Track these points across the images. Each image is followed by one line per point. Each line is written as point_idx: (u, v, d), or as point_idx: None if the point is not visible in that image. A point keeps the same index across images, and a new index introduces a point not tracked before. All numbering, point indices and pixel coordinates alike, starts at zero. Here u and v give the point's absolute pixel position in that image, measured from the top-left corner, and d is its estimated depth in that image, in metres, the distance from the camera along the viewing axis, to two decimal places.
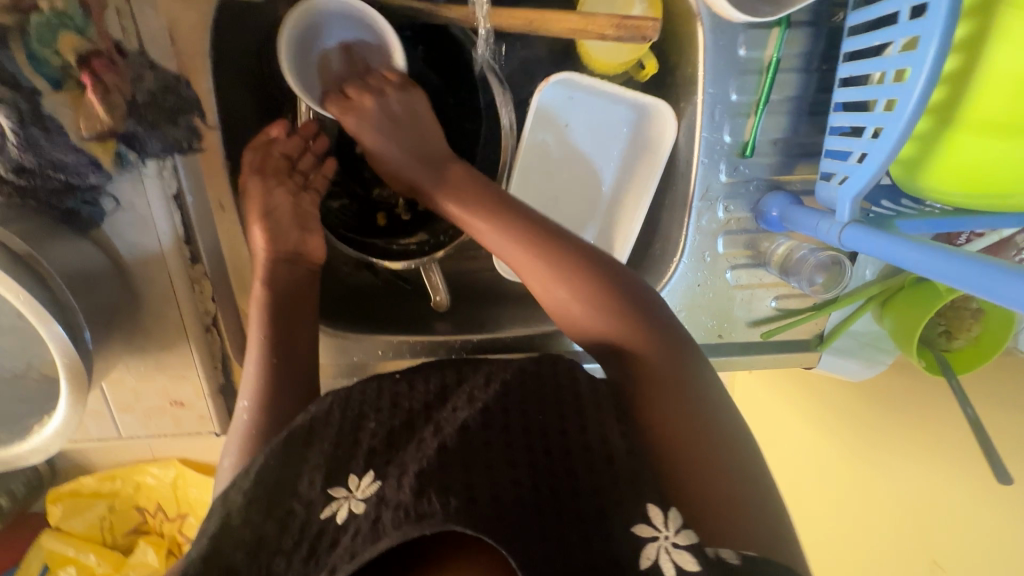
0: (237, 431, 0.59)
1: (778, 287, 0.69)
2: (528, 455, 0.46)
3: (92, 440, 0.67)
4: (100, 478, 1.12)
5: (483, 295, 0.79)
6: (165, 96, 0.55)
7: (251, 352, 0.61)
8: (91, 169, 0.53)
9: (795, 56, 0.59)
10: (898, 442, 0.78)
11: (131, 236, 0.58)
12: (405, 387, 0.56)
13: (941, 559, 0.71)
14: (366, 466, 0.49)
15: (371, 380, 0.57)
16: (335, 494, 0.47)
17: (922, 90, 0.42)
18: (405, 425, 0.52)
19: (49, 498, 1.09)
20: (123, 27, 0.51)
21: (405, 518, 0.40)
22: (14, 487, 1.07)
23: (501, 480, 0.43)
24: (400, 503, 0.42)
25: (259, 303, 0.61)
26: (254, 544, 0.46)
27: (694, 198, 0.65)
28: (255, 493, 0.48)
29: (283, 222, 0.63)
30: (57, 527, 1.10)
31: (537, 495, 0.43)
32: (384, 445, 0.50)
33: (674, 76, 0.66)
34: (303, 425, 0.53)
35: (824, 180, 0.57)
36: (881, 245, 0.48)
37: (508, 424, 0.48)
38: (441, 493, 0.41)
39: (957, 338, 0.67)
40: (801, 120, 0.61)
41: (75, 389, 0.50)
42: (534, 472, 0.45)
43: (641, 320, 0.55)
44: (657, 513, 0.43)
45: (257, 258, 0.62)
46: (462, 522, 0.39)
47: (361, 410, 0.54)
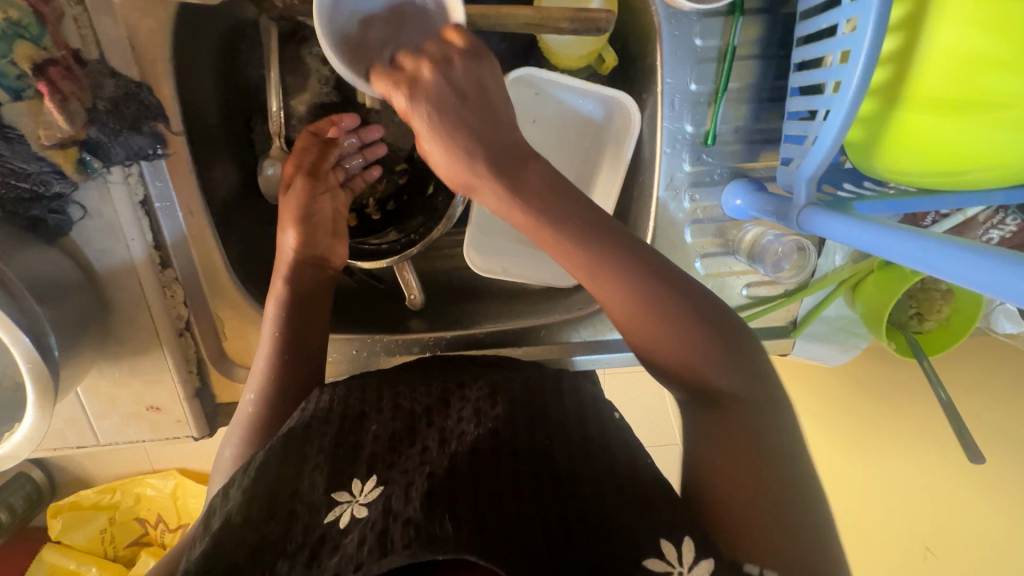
0: (241, 421, 0.59)
1: (749, 274, 0.69)
2: (534, 480, 0.48)
3: (72, 448, 0.68)
4: (100, 491, 1.13)
5: (459, 292, 0.79)
6: (126, 103, 0.55)
7: (262, 347, 0.61)
8: (56, 177, 0.54)
9: (752, 44, 0.60)
10: (885, 429, 0.78)
11: (100, 243, 0.59)
12: (405, 390, 0.58)
13: (932, 544, 0.69)
14: (369, 471, 0.49)
15: (370, 382, 0.59)
16: (339, 498, 0.47)
17: (862, 69, 0.42)
18: (406, 429, 0.54)
19: (49, 512, 1.10)
20: (81, 36, 0.53)
21: (417, 538, 0.42)
22: (14, 500, 1.09)
23: (503, 498, 0.46)
24: (411, 520, 0.43)
25: (279, 299, 0.62)
26: (254, 545, 0.44)
27: (660, 188, 0.65)
28: (255, 492, 0.47)
29: (319, 229, 0.65)
30: (58, 540, 1.11)
31: (540, 510, 0.46)
32: (386, 448, 0.51)
33: (636, 68, 0.66)
34: (304, 425, 0.53)
35: (783, 165, 0.58)
36: (841, 228, 0.47)
37: (512, 444, 0.51)
38: (453, 518, 0.43)
39: (928, 320, 0.67)
40: (761, 107, 0.62)
41: (42, 394, 0.50)
42: (539, 496, 0.47)
43: (677, 309, 0.48)
44: (671, 549, 0.40)
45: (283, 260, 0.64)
46: (475, 550, 0.40)
47: (362, 409, 0.55)
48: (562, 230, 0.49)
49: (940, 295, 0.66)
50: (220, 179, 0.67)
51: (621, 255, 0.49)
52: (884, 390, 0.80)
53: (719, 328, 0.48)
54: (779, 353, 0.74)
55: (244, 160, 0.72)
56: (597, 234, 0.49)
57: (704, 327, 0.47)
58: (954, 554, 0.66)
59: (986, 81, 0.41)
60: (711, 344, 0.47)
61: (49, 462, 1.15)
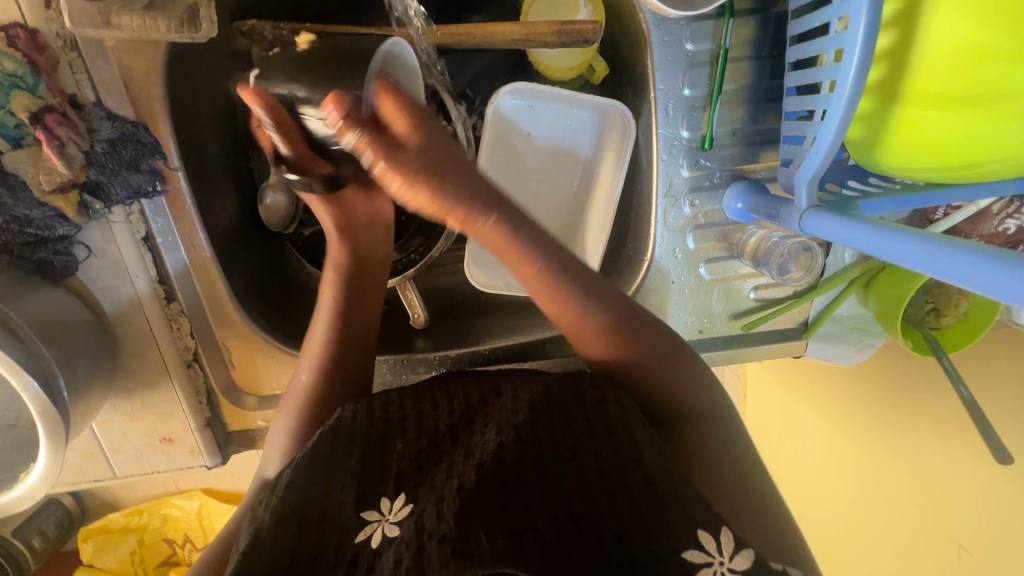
0: (285, 411, 0.62)
1: (755, 278, 0.68)
2: (564, 488, 0.47)
3: (91, 481, 0.69)
4: (128, 513, 1.14)
5: (463, 308, 0.79)
6: (125, 145, 0.56)
7: (307, 361, 0.63)
8: (58, 221, 0.55)
9: (745, 44, 0.58)
10: (905, 425, 0.77)
11: (106, 281, 0.60)
12: (428, 407, 0.56)
13: (965, 543, 0.67)
14: (397, 488, 0.49)
15: (392, 398, 0.57)
16: (368, 517, 0.48)
17: (857, 69, 0.41)
18: (432, 447, 0.53)
19: (81, 536, 1.12)
20: (77, 81, 0.54)
21: (453, 555, 0.42)
22: (46, 527, 1.11)
23: (535, 508, 0.46)
24: (445, 537, 0.43)
25: (330, 296, 0.64)
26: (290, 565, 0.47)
27: (658, 195, 0.64)
28: (285, 515, 0.49)
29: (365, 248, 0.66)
30: (90, 563, 1.13)
31: (575, 522, 0.45)
32: (412, 468, 0.51)
33: (627, 75, 0.65)
34: (330, 445, 0.54)
35: (784, 166, 0.56)
36: (837, 229, 0.46)
37: (538, 448, 0.49)
38: (488, 534, 0.44)
39: (945, 316, 0.64)
40: (757, 109, 0.60)
41: (53, 434, 0.51)
42: (572, 507, 0.46)
43: (662, 359, 0.55)
44: (709, 539, 0.42)
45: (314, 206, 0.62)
46: (510, 562, 0.42)
47: (385, 428, 0.54)
48: (565, 278, 0.53)
49: (956, 290, 0.63)
50: (220, 209, 0.68)
51: (607, 296, 0.54)
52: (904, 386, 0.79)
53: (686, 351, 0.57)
54: (793, 355, 0.72)
55: (244, 190, 0.73)
56: (588, 280, 0.53)
57: (668, 350, 0.55)
58: (984, 551, 0.65)
59: (989, 72, 0.39)
60: (670, 362, 0.55)
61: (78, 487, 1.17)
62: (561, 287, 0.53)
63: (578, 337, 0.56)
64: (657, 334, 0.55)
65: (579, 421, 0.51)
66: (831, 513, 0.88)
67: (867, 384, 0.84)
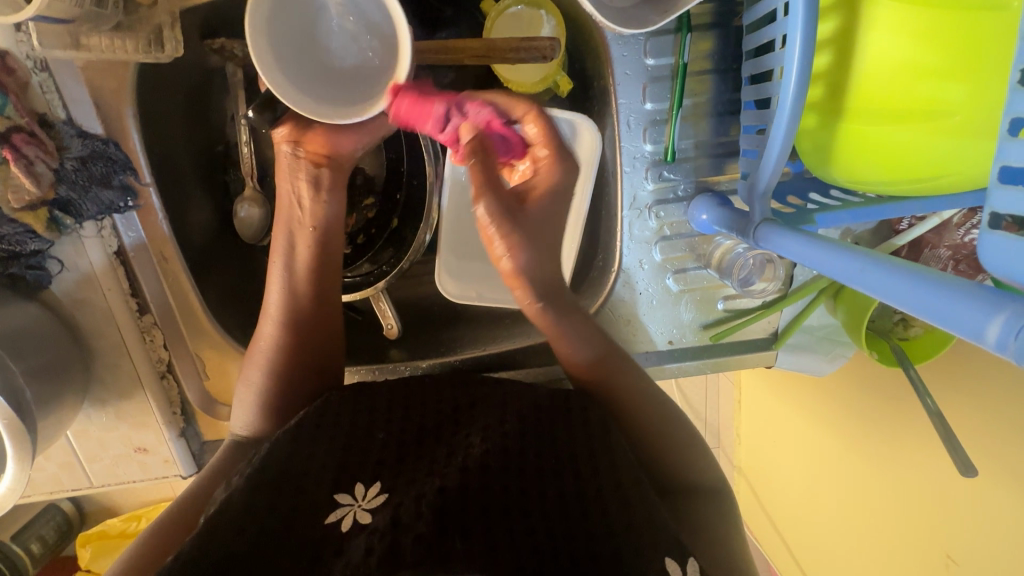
0: (250, 388, 0.63)
1: (723, 288, 0.68)
2: (542, 505, 0.47)
3: (68, 490, 0.70)
4: (126, 518, 1.16)
5: (438, 318, 0.79)
6: (95, 161, 0.57)
7: (269, 318, 0.64)
8: (30, 237, 0.56)
9: (705, 59, 0.59)
10: (886, 433, 0.77)
11: (78, 295, 0.62)
12: (417, 402, 0.60)
13: (955, 555, 0.68)
14: (374, 476, 0.50)
15: (382, 396, 0.60)
16: (341, 500, 0.48)
17: (796, 86, 0.42)
18: (415, 442, 0.54)
19: (79, 541, 1.13)
20: (47, 100, 0.55)
21: (429, 553, 0.40)
22: (45, 532, 1.13)
23: (513, 517, 0.45)
24: (420, 534, 0.42)
25: (280, 258, 0.64)
26: (257, 531, 0.45)
27: (623, 207, 0.65)
28: (260, 484, 0.49)
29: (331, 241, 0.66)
30: (88, 568, 1.13)
31: (552, 539, 0.44)
32: (394, 458, 0.52)
33: (592, 88, 0.66)
34: (314, 427, 0.56)
35: (743, 179, 0.56)
36: (795, 247, 0.45)
37: (521, 462, 0.50)
38: (464, 535, 0.42)
39: (914, 326, 0.65)
40: (720, 122, 0.61)
41: (19, 447, 0.52)
42: (549, 520, 0.45)
43: (633, 385, 0.60)
44: (676, 568, 0.43)
45: (280, 154, 0.64)
46: (484, 564, 0.40)
47: (371, 419, 0.57)
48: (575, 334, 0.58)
49: None
50: (194, 223, 0.69)
51: (603, 345, 0.59)
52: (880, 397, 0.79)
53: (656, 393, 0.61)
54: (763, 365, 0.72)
55: (219, 203, 0.74)
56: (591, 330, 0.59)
57: (645, 383, 0.61)
58: (973, 564, 0.65)
59: (924, 89, 0.40)
60: (645, 398, 0.60)
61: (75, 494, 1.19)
62: (570, 340, 0.58)
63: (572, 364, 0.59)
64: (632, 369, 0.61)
65: (562, 444, 0.53)
66: (823, 518, 0.90)
67: (848, 391, 0.84)
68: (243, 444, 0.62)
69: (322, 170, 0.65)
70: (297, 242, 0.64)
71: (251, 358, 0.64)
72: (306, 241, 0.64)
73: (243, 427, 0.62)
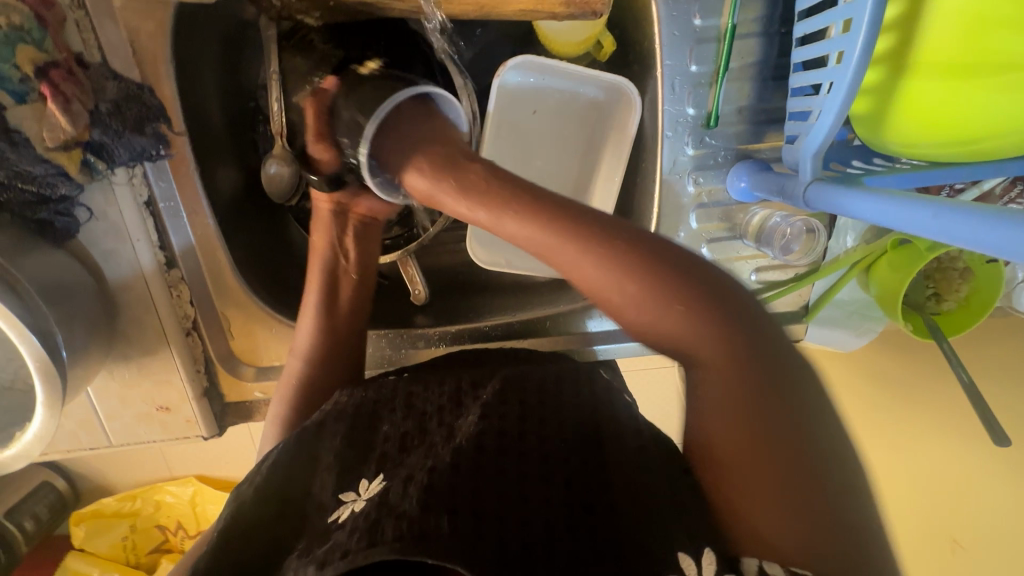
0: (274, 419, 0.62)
1: (757, 259, 0.68)
2: (546, 489, 0.43)
3: (86, 449, 0.69)
4: (121, 497, 1.12)
5: (464, 287, 0.78)
6: (129, 105, 0.56)
7: (297, 350, 0.64)
8: (61, 180, 0.54)
9: (752, 22, 0.58)
10: (902, 423, 0.75)
11: (106, 244, 0.60)
12: (419, 387, 0.57)
13: (961, 537, 0.66)
14: (377, 470, 0.48)
15: (389, 382, 0.58)
16: (344, 498, 0.46)
17: (867, 36, 0.41)
18: (417, 429, 0.52)
19: (72, 520, 1.09)
20: (83, 39, 0.54)
21: (408, 535, 0.38)
22: (38, 510, 1.08)
23: (512, 502, 0.42)
24: (404, 513, 0.40)
25: (316, 295, 0.66)
26: (268, 546, 0.47)
27: (662, 172, 0.64)
28: (266, 489, 0.49)
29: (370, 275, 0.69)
30: (81, 547, 1.09)
31: (552, 527, 0.40)
32: (396, 449, 0.50)
33: (634, 52, 0.66)
34: (316, 425, 0.55)
35: (788, 143, 0.56)
36: (854, 203, 0.46)
37: (521, 442, 0.47)
38: (450, 514, 0.39)
39: (946, 300, 0.64)
40: (764, 86, 0.61)
41: (51, 390, 0.51)
42: (554, 509, 0.42)
43: (718, 317, 0.40)
44: (691, 564, 0.36)
45: (318, 211, 0.68)
46: (460, 557, 0.37)
47: (375, 409, 0.55)
48: (523, 197, 0.46)
49: (959, 274, 0.63)
50: (223, 179, 0.68)
51: (591, 227, 0.43)
52: (895, 382, 0.77)
53: (743, 319, 0.40)
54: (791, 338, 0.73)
55: (246, 161, 0.72)
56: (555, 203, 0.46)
57: (709, 305, 0.40)
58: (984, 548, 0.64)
59: (996, 41, 0.40)
60: (731, 340, 0.39)
61: (71, 472, 1.15)
62: (551, 229, 0.44)
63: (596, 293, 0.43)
64: (703, 276, 0.41)
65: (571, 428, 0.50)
66: None
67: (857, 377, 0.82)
68: None
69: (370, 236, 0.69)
70: (341, 287, 0.67)
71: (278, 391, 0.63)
72: (348, 286, 0.67)
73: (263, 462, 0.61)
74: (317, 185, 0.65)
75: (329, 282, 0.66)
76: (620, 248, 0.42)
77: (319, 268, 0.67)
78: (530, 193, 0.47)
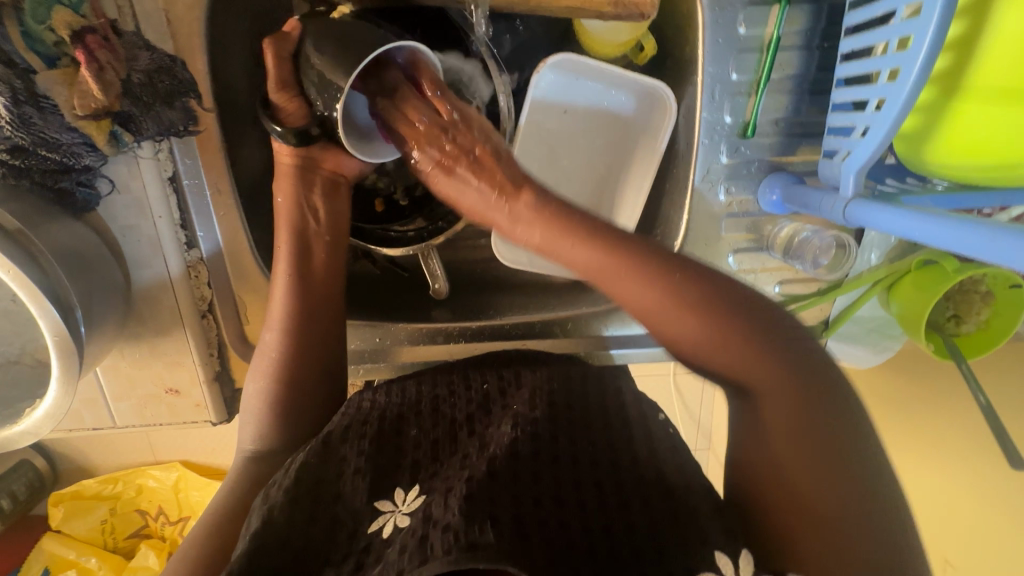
0: (261, 410, 0.61)
1: (782, 272, 0.68)
2: (576, 493, 0.47)
3: (88, 429, 0.67)
4: (103, 480, 1.07)
5: (482, 283, 0.78)
6: (160, 77, 0.54)
7: (273, 322, 0.62)
8: (87, 150, 0.53)
9: (796, 34, 0.58)
10: (909, 443, 0.76)
11: (126, 219, 0.59)
12: (445, 395, 0.60)
13: (952, 558, 0.67)
14: (411, 481, 0.51)
15: (410, 385, 0.61)
16: (381, 508, 0.49)
17: (926, 56, 0.41)
18: (448, 438, 0.55)
19: (51, 501, 1.04)
20: (118, 7, 0.52)
21: (457, 543, 0.40)
22: (16, 489, 1.03)
23: (545, 507, 0.45)
24: (449, 525, 0.42)
25: (284, 260, 0.62)
26: (297, 551, 0.47)
27: (694, 179, 0.64)
28: (295, 492, 0.49)
29: (342, 239, 0.65)
30: (58, 530, 1.05)
31: (587, 534, 0.44)
32: (428, 458, 0.53)
33: (672, 58, 0.66)
34: (343, 428, 0.55)
35: (827, 158, 0.56)
36: (886, 218, 0.47)
37: (552, 448, 0.50)
38: (493, 520, 0.42)
39: (966, 323, 0.65)
40: (802, 99, 0.61)
41: (67, 366, 0.50)
42: (582, 511, 0.45)
43: (758, 338, 0.44)
44: (725, 561, 0.41)
45: (281, 168, 0.62)
46: (514, 558, 0.39)
47: (400, 413, 0.57)
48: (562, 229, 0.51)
49: (980, 297, 0.64)
50: (248, 160, 0.66)
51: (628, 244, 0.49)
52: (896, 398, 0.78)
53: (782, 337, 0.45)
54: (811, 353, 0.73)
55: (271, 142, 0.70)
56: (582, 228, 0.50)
57: (764, 340, 0.44)
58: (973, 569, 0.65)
59: None
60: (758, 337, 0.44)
61: (52, 450, 1.09)
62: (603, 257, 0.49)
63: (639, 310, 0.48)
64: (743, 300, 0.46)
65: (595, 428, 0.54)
66: None
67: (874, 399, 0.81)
68: (260, 466, 0.60)
69: (339, 192, 0.65)
70: (315, 249, 0.63)
71: (254, 365, 0.63)
72: (321, 249, 0.63)
73: (252, 442, 0.61)
74: (281, 138, 0.58)
75: (299, 247, 0.63)
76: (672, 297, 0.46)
77: (287, 235, 0.63)
78: (567, 220, 0.51)
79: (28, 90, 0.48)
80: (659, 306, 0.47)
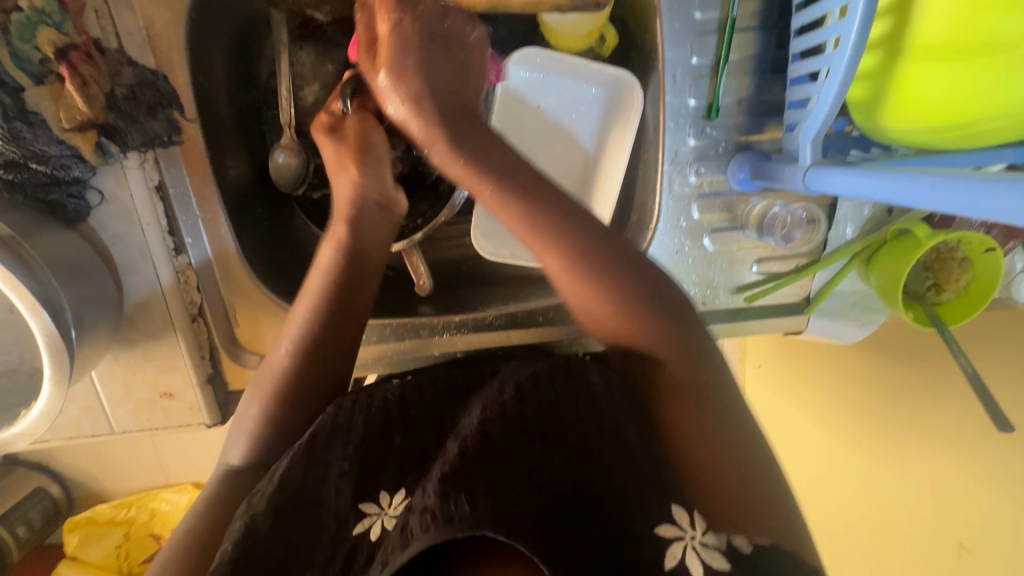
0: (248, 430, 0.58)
1: (758, 250, 0.68)
2: (551, 468, 0.47)
3: (88, 437, 0.68)
4: (116, 504, 1.09)
5: (467, 279, 0.80)
6: (143, 90, 0.57)
7: (288, 332, 0.59)
8: (75, 161, 0.56)
9: (752, 15, 0.60)
10: (907, 434, 0.72)
11: (116, 227, 0.61)
12: (428, 398, 0.58)
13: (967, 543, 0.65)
14: (396, 483, 0.50)
15: (392, 388, 0.59)
16: (365, 509, 0.49)
17: (861, 19, 0.42)
18: (431, 440, 0.54)
19: (66, 527, 1.06)
20: (101, 26, 0.56)
21: (435, 519, 0.41)
22: (31, 517, 1.03)
23: (519, 482, 0.45)
24: (427, 506, 0.42)
25: (317, 293, 0.59)
26: (282, 554, 0.46)
27: (664, 162, 0.65)
28: (279, 499, 0.48)
29: (372, 262, 0.62)
30: (74, 556, 1.05)
31: (559, 503, 0.45)
32: (414, 462, 0.52)
33: (636, 47, 0.68)
34: (328, 428, 0.53)
35: (788, 132, 0.57)
36: (848, 181, 0.47)
37: (530, 428, 0.50)
38: (470, 498, 0.42)
39: (946, 291, 0.64)
40: (763, 79, 0.62)
41: (58, 367, 0.52)
42: (555, 483, 0.46)
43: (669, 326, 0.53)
44: (682, 513, 0.44)
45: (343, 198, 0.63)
46: (491, 523, 0.40)
47: (384, 419, 0.55)
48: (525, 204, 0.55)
49: (958, 264, 0.63)
50: (233, 167, 0.69)
51: (616, 274, 0.54)
52: (879, 377, 0.77)
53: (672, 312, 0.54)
54: (794, 330, 0.73)
55: (256, 152, 0.73)
56: (547, 202, 0.56)
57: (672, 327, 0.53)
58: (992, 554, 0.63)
59: (986, 22, 0.41)
60: (644, 294, 0.54)
61: (66, 477, 1.10)
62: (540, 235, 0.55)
63: (577, 299, 0.56)
64: (665, 297, 0.54)
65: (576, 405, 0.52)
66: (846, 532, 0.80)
67: (863, 393, 0.78)
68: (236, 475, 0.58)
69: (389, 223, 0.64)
70: (366, 279, 0.61)
71: (256, 385, 0.59)
72: (370, 282, 0.62)
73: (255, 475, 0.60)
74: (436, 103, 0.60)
75: (338, 279, 0.60)
76: (624, 287, 0.54)
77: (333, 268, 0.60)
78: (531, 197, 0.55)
79: (18, 107, 0.52)
80: (594, 301, 0.55)
